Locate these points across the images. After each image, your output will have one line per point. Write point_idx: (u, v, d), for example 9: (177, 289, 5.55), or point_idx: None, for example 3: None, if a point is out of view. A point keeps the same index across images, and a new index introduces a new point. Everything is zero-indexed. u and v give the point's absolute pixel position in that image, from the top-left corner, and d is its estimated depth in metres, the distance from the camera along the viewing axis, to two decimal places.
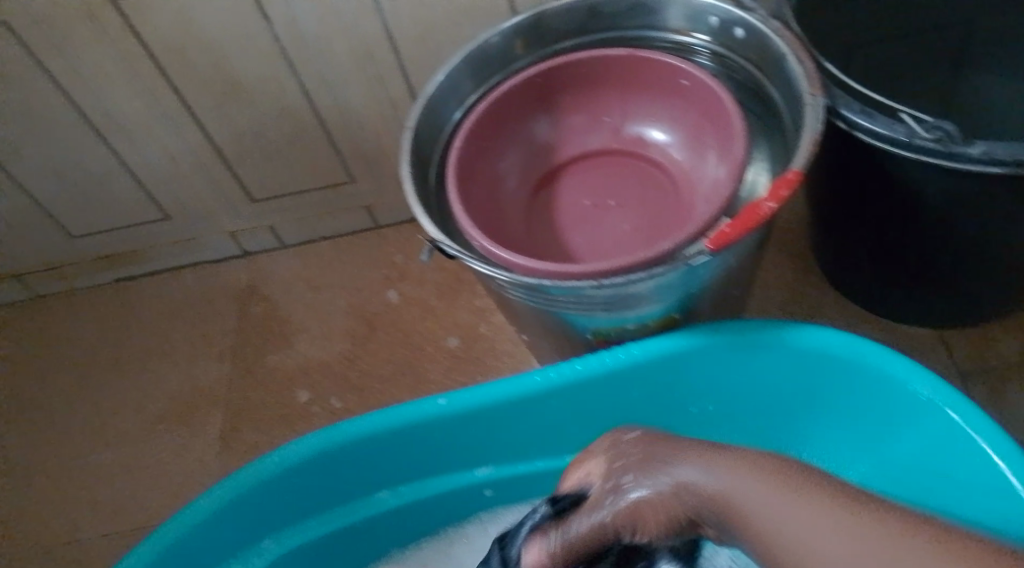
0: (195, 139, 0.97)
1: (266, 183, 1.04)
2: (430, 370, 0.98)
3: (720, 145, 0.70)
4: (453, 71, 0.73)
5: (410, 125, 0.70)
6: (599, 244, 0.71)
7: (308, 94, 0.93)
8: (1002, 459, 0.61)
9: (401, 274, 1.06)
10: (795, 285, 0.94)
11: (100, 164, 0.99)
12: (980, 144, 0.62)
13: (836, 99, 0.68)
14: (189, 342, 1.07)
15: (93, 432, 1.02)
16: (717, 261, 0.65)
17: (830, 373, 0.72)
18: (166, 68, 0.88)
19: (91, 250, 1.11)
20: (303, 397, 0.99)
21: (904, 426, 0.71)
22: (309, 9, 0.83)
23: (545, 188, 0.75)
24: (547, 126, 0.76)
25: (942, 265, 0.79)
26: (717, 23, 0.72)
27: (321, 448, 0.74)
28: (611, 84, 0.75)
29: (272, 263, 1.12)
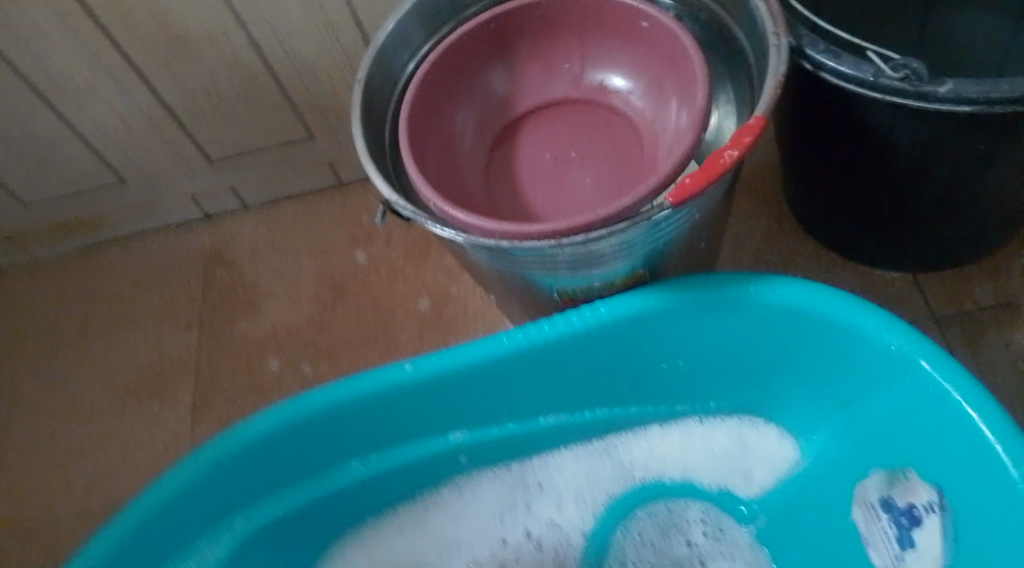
0: (144, 100, 0.93)
1: (224, 144, 1.00)
2: (401, 332, 0.96)
3: (682, 91, 0.66)
4: (403, 19, 0.69)
5: (360, 79, 0.67)
6: (561, 201, 0.68)
7: (260, 49, 0.89)
8: (974, 409, 0.60)
9: (368, 234, 1.04)
10: (770, 232, 0.92)
11: (47, 131, 0.95)
12: (950, 82, 0.60)
13: (800, 37, 0.65)
14: (155, 312, 1.04)
15: (62, 408, 1.00)
16: (681, 215, 0.63)
17: (800, 327, 0.70)
18: (106, 27, 0.83)
19: (48, 220, 1.07)
20: (273, 364, 0.98)
21: (873, 377, 0.70)
22: None
23: (503, 143, 0.72)
24: (503, 77, 0.72)
25: (917, 207, 0.77)
26: None
27: (287, 420, 0.73)
28: (568, 29, 0.71)
29: (237, 226, 1.09)
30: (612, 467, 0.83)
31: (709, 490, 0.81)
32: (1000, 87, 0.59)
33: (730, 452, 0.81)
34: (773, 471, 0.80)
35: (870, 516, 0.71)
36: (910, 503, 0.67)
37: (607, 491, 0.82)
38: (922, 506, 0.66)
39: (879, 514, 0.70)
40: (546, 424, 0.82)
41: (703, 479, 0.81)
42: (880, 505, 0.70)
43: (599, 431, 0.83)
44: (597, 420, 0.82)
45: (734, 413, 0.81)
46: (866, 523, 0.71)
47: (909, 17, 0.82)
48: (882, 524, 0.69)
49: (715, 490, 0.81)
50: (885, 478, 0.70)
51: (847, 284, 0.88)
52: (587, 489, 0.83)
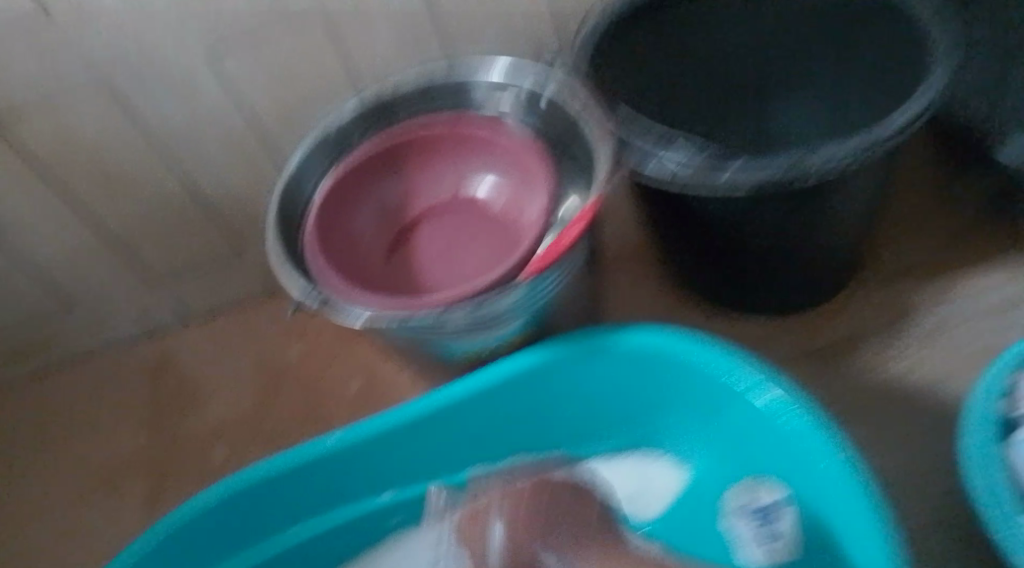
0: (87, 233, 1.05)
1: (163, 263, 1.12)
2: (335, 414, 1.07)
3: (536, 184, 0.82)
4: (311, 148, 0.85)
5: (275, 202, 0.81)
6: (451, 281, 0.83)
7: (190, 180, 1.02)
8: (797, 414, 0.74)
9: (300, 329, 1.16)
10: (649, 292, 1.07)
11: (0, 269, 1.06)
12: (729, 172, 0.74)
13: (619, 139, 0.78)
14: (107, 422, 1.14)
15: (23, 520, 1.08)
16: (551, 279, 0.77)
17: (661, 365, 0.84)
18: (51, 175, 0.96)
19: (2, 349, 1.17)
20: (221, 456, 1.08)
21: (729, 401, 0.82)
22: (177, 107, 0.93)
23: (401, 242, 0.86)
24: (397, 185, 0.88)
25: (752, 259, 0.92)
26: (531, 84, 0.84)
27: (231, 493, 0.83)
28: (444, 147, 0.87)
29: (182, 336, 1.20)
30: None
31: None
32: (767, 170, 0.73)
33: (629, 483, 0.90)
34: (666, 497, 0.89)
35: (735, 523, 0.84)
36: (763, 502, 0.81)
37: None
38: (772, 502, 0.80)
39: (742, 518, 0.83)
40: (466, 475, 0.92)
41: None
42: (741, 511, 0.83)
43: None
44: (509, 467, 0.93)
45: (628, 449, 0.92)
46: (733, 530, 0.84)
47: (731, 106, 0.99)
48: (745, 527, 0.82)
49: None
50: (744, 489, 0.84)
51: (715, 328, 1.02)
52: None
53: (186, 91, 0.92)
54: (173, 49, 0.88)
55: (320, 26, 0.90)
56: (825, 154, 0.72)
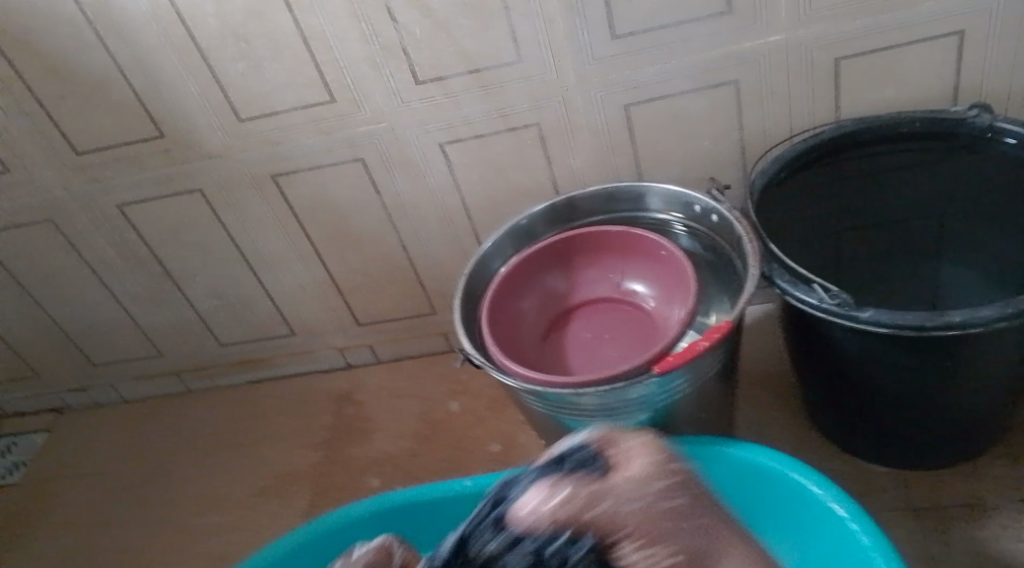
0: (319, 275, 1.30)
1: (369, 312, 1.35)
2: (476, 469, 1.21)
3: (682, 296, 0.93)
4: (499, 237, 1.02)
5: (465, 273, 0.99)
6: (592, 366, 0.95)
7: (404, 246, 1.24)
8: (877, 552, 0.78)
9: (464, 389, 1.32)
10: (781, 421, 1.12)
11: (249, 291, 1.33)
12: (870, 310, 0.84)
13: (772, 270, 0.91)
14: (295, 434, 1.35)
15: (214, 497, 1.31)
16: (676, 382, 0.87)
17: (762, 484, 0.91)
18: (303, 223, 1.22)
19: (234, 356, 1.44)
20: (374, 482, 1.25)
21: (814, 531, 0.88)
22: (407, 185, 1.15)
23: (558, 325, 1.00)
24: (561, 281, 1.02)
25: (881, 406, 0.96)
26: (699, 210, 0.98)
27: (377, 510, 1.01)
28: (612, 251, 1.01)
29: (369, 375, 1.41)
30: None
31: None
32: (904, 316, 0.83)
33: None
34: None
35: None
36: None
37: None
38: None
39: None
40: None
41: None
42: None
43: None
44: None
45: None
46: None
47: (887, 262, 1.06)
48: None
49: None
50: None
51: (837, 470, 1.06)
52: None
53: (417, 175, 1.14)
54: (415, 141, 1.10)
55: (532, 139, 1.09)
56: (959, 313, 0.81)
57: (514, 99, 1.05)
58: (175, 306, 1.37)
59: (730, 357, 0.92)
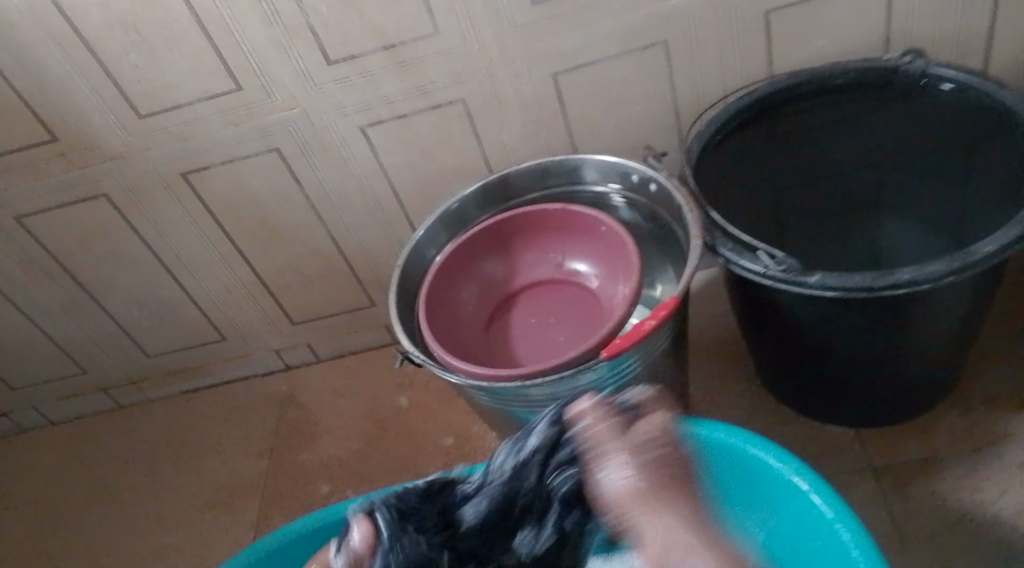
0: (245, 275, 1.22)
1: (304, 309, 1.28)
2: (429, 464, 1.17)
3: (625, 272, 0.89)
4: (431, 224, 0.96)
5: (399, 264, 0.93)
6: (538, 353, 0.90)
7: (334, 237, 1.17)
8: (841, 524, 0.76)
9: (411, 382, 1.27)
10: (736, 388, 1.10)
11: (173, 297, 1.25)
12: (818, 275, 0.80)
13: (714, 239, 0.86)
14: (236, 443, 1.28)
15: (154, 518, 1.23)
16: (627, 363, 0.83)
17: (723, 463, 0.88)
18: (222, 221, 1.14)
19: (163, 366, 1.35)
20: (324, 488, 1.19)
21: (775, 505, 0.86)
22: (331, 173, 1.08)
23: (499, 312, 0.95)
24: (500, 266, 0.97)
25: (835, 369, 0.94)
26: (637, 180, 0.93)
27: (325, 522, 0.93)
28: (551, 230, 0.96)
29: (309, 374, 1.34)
30: None
31: None
32: (853, 278, 0.80)
33: None
34: None
35: None
36: None
37: None
38: None
39: None
40: None
41: None
42: None
43: None
44: None
45: None
46: None
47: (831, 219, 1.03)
48: None
49: None
50: None
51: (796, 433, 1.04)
52: None
53: (341, 162, 1.07)
54: (335, 126, 1.03)
55: (458, 116, 1.03)
56: (908, 271, 0.79)
57: (436, 75, 0.99)
58: (92, 319, 1.27)
59: (681, 330, 0.89)
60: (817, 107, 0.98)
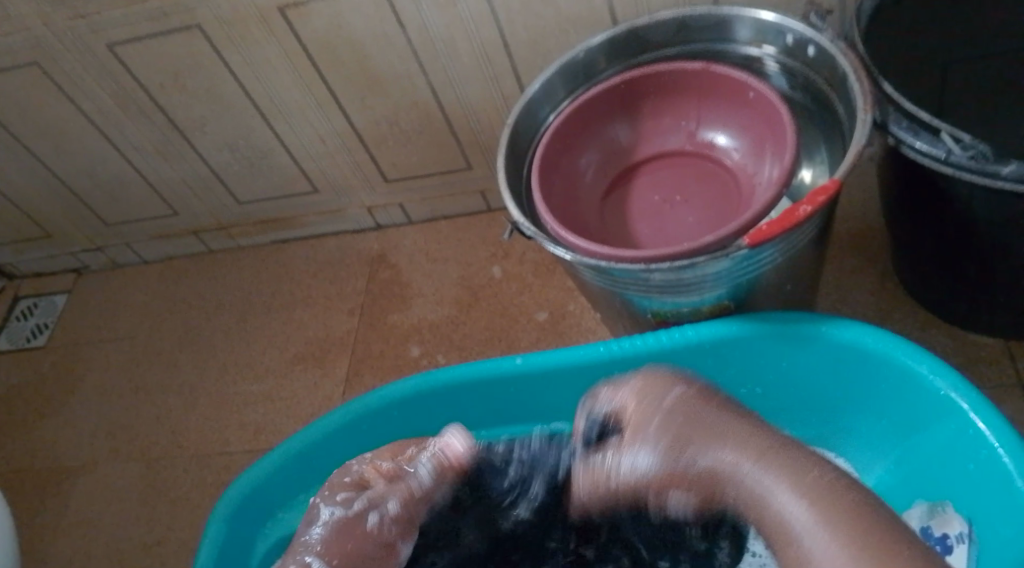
0: (341, 126, 1.14)
1: (398, 167, 1.20)
2: (522, 338, 1.11)
3: (775, 149, 0.78)
4: (547, 80, 0.85)
5: (510, 123, 0.83)
6: (663, 234, 0.81)
7: (435, 89, 1.07)
8: (1005, 450, 0.66)
9: (505, 253, 1.21)
10: (871, 288, 0.98)
11: (265, 143, 1.18)
12: (1013, 164, 0.67)
13: (887, 115, 0.73)
14: (325, 298, 1.25)
15: (245, 365, 1.22)
16: (767, 253, 0.73)
17: (864, 366, 0.78)
18: (319, 62, 1.05)
19: (254, 215, 1.32)
20: (414, 350, 1.15)
21: (926, 421, 0.76)
22: (438, 17, 0.97)
23: (620, 185, 0.86)
24: (624, 130, 0.86)
25: (1001, 279, 0.81)
26: (793, 41, 0.80)
27: (419, 389, 0.90)
28: (688, 94, 0.84)
29: (401, 235, 1.29)
30: None
31: None
32: None
33: None
34: None
35: None
36: (944, 533, 0.72)
37: None
38: (954, 537, 0.71)
39: None
40: None
41: None
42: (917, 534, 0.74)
43: None
44: None
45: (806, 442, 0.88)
46: None
47: None
48: None
49: None
50: (924, 508, 0.75)
51: (937, 342, 0.93)
52: None
53: (450, 2, 0.95)
54: None
55: None
56: None
57: None
58: (185, 160, 1.23)
59: (833, 216, 0.77)
60: None
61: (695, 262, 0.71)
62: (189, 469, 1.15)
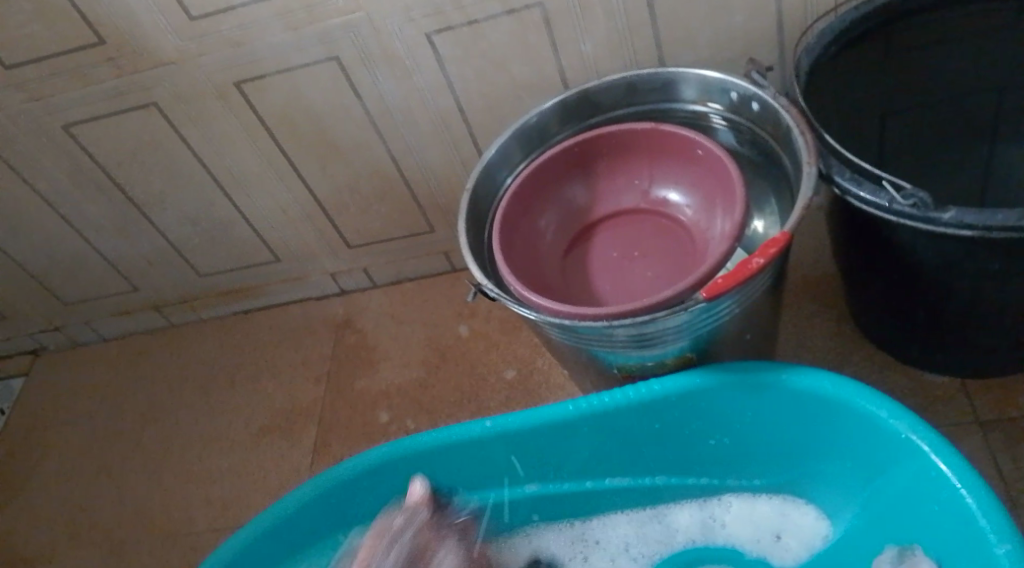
0: (301, 194, 1.15)
1: (360, 232, 1.21)
2: (491, 397, 1.11)
3: (726, 203, 0.80)
4: (503, 144, 0.87)
5: (469, 187, 0.84)
6: (623, 290, 0.82)
7: (394, 156, 1.09)
8: (966, 490, 0.67)
9: (471, 313, 1.21)
10: (829, 332, 1.01)
11: (225, 215, 1.18)
12: (952, 211, 0.70)
13: (830, 167, 0.76)
14: (291, 366, 1.24)
15: (211, 439, 1.20)
16: (724, 306, 0.74)
17: (826, 412, 0.80)
18: (278, 134, 1.06)
19: (216, 286, 1.31)
20: (383, 416, 1.14)
21: (890, 464, 0.77)
22: (394, 87, 0.99)
23: (580, 243, 0.87)
24: (579, 192, 0.88)
25: (951, 317, 0.84)
26: (737, 98, 0.83)
27: (388, 457, 0.89)
28: (640, 153, 0.87)
29: (366, 300, 1.29)
30: (660, 531, 0.92)
31: (749, 556, 0.87)
32: (996, 216, 0.69)
33: (773, 517, 0.88)
34: (805, 544, 0.86)
35: None
36: None
37: (654, 551, 0.92)
38: None
39: None
40: (612, 484, 0.93)
41: (747, 547, 0.88)
42: None
43: (649, 497, 0.93)
44: (657, 486, 0.92)
45: (777, 490, 0.89)
46: None
47: (951, 149, 0.91)
48: None
49: (754, 556, 0.87)
50: (895, 552, 0.77)
51: (896, 381, 0.95)
52: (637, 546, 0.92)
53: (405, 73, 0.98)
54: (401, 32, 0.93)
55: (536, 23, 0.92)
56: None
57: None
58: (144, 235, 1.22)
59: (786, 266, 0.79)
60: (948, 28, 0.84)
61: (657, 315, 0.72)
62: (154, 551, 1.11)
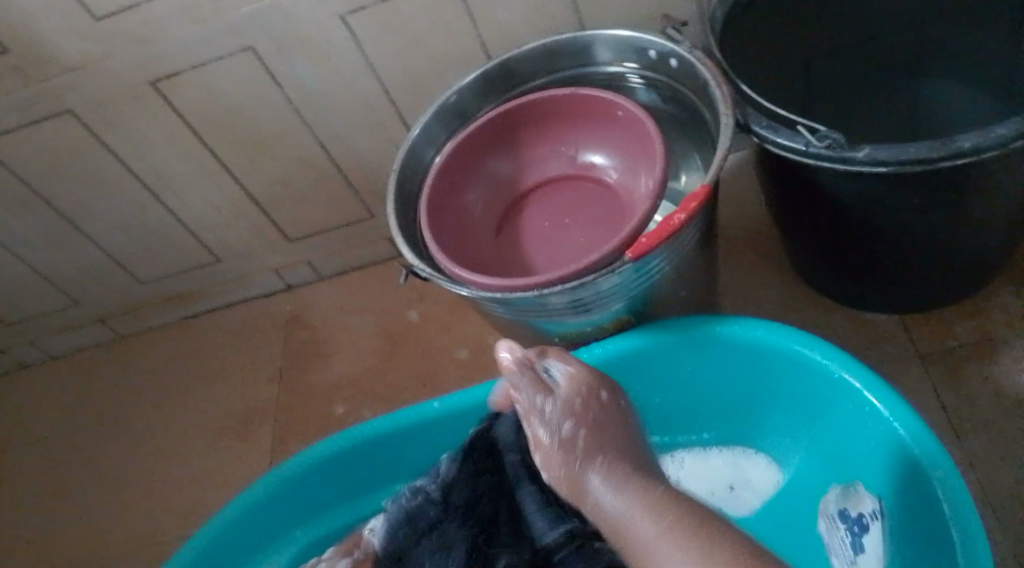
0: (233, 191, 1.13)
1: (299, 225, 1.19)
2: (446, 379, 1.11)
3: (648, 162, 0.80)
4: (426, 123, 0.86)
5: (395, 169, 0.83)
6: (556, 258, 0.82)
7: (324, 144, 1.07)
8: (900, 423, 0.68)
9: (420, 295, 1.20)
10: (771, 281, 1.01)
11: (158, 219, 1.16)
12: (865, 149, 0.71)
13: (747, 116, 0.76)
14: (242, 367, 1.23)
15: (168, 448, 1.19)
16: (653, 264, 0.74)
17: (764, 360, 0.80)
18: (203, 132, 1.04)
19: (159, 292, 1.29)
20: (339, 408, 1.14)
21: (829, 404, 0.78)
22: (314, 73, 0.98)
23: (511, 216, 0.87)
24: (506, 165, 0.87)
25: (882, 256, 0.85)
26: (655, 56, 0.83)
27: (338, 448, 0.89)
28: (563, 119, 0.86)
29: (314, 292, 1.27)
30: None
31: None
32: (908, 151, 0.70)
33: (726, 469, 0.88)
34: (759, 494, 0.86)
35: (831, 526, 0.78)
36: (860, 511, 0.74)
37: None
38: (868, 514, 0.73)
39: (837, 523, 0.77)
40: None
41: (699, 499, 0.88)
42: (838, 516, 0.77)
43: None
44: None
45: (727, 442, 0.90)
46: (829, 532, 0.78)
47: (873, 89, 0.92)
48: (840, 533, 0.76)
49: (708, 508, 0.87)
50: (840, 492, 0.77)
51: (837, 324, 0.96)
52: None
53: (322, 58, 0.96)
54: (312, 15, 0.91)
55: None
56: (971, 137, 0.68)
57: None
58: (78, 247, 1.20)
59: (714, 220, 0.79)
60: None
61: (587, 280, 0.72)
62: (118, 567, 1.10)
